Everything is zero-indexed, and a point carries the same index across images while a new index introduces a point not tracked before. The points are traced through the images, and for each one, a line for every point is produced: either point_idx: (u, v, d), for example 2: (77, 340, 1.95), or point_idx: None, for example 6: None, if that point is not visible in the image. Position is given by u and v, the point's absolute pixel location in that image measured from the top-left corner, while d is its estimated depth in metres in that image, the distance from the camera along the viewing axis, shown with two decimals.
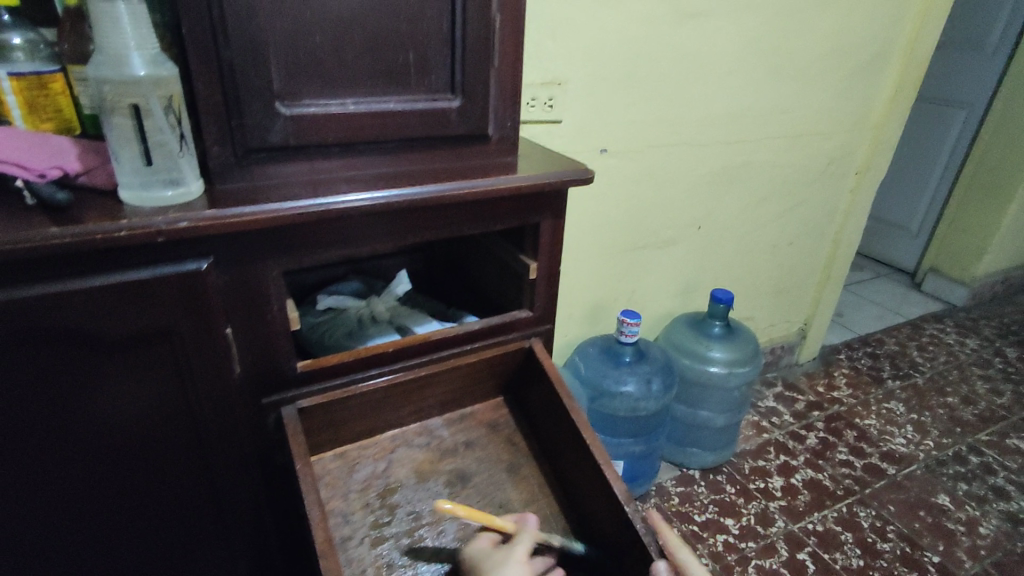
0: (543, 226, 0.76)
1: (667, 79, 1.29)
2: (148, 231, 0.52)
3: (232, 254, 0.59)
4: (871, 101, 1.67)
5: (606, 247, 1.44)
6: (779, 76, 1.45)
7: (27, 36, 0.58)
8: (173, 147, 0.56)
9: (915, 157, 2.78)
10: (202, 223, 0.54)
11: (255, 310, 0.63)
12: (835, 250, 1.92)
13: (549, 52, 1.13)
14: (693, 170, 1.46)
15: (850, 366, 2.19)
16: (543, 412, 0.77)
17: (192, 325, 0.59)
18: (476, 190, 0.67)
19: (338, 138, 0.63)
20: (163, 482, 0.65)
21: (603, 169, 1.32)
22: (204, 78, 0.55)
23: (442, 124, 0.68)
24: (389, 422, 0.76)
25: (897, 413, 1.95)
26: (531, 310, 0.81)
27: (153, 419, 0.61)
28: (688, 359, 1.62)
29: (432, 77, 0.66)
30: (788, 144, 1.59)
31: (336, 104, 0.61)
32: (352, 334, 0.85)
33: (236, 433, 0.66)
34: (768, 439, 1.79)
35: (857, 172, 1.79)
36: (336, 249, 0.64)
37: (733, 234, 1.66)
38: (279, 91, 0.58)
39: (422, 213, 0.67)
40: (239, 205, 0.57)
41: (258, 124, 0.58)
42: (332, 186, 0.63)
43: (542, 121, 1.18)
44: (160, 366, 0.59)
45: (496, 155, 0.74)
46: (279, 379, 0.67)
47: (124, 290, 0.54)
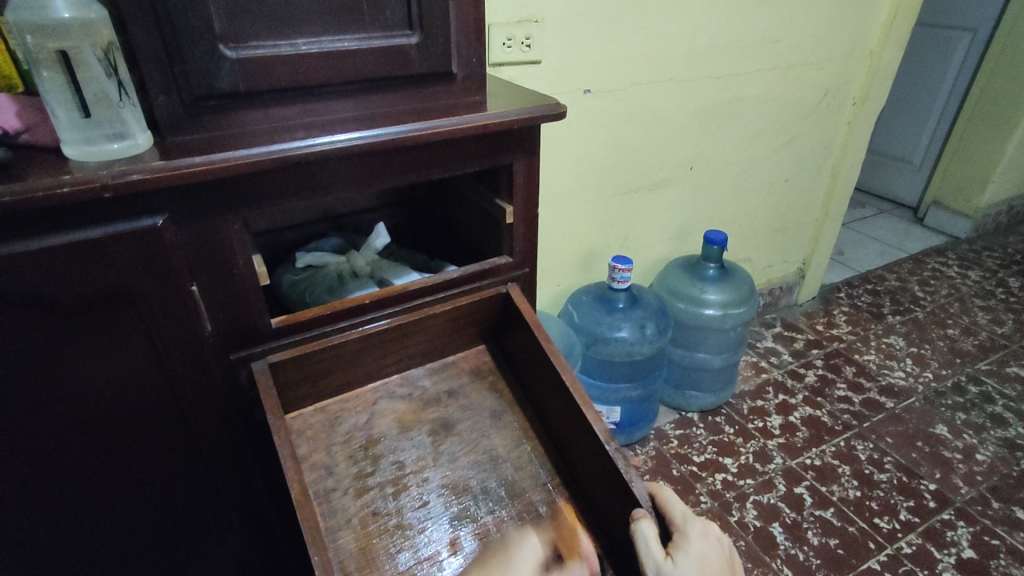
0: (515, 167, 0.73)
1: (649, 12, 1.23)
2: (93, 186, 0.50)
3: (187, 208, 0.57)
4: (867, 27, 1.60)
5: (595, 193, 1.41)
6: (768, 3, 1.38)
7: None
8: (111, 97, 0.53)
9: (917, 86, 2.69)
10: (152, 174, 0.52)
11: (219, 266, 0.61)
12: (833, 186, 1.88)
13: None
14: (682, 108, 1.42)
15: (850, 303, 2.18)
16: (524, 357, 0.76)
17: (154, 284, 0.58)
18: (439, 131, 0.64)
19: (291, 82, 0.60)
20: (145, 443, 0.65)
21: (587, 111, 1.28)
22: (141, 24, 0.52)
23: (402, 63, 0.64)
24: (369, 374, 0.75)
25: (897, 347, 1.95)
26: (510, 256, 0.80)
27: (125, 380, 0.61)
28: (683, 302, 1.61)
29: (387, 13, 0.62)
30: (781, 76, 1.53)
31: (286, 46, 0.58)
32: (333, 292, 0.83)
33: (212, 391, 0.66)
34: (766, 379, 1.80)
35: (855, 104, 1.73)
36: (298, 199, 0.62)
37: (726, 173, 1.62)
38: (222, 34, 0.55)
39: (387, 158, 0.65)
40: (189, 155, 0.55)
41: (203, 69, 0.55)
42: (289, 133, 0.60)
43: (520, 62, 1.13)
44: (128, 327, 0.59)
45: (463, 94, 0.71)
46: (250, 335, 0.66)
47: (77, 249, 0.53)
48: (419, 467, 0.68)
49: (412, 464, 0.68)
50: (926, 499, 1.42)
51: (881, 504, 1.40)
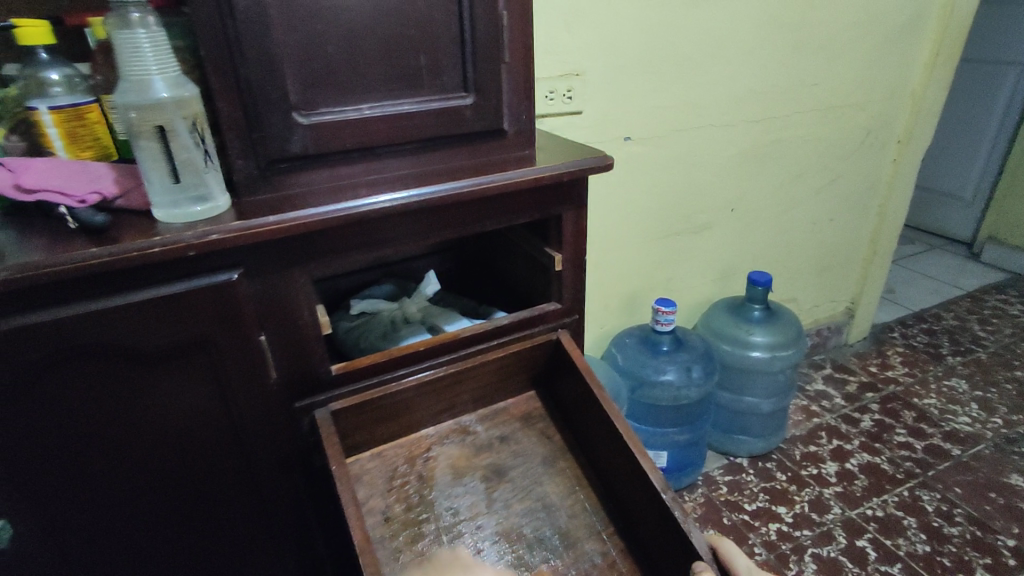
0: (564, 217, 0.75)
1: (687, 61, 1.27)
2: (178, 246, 0.55)
3: (260, 264, 0.61)
4: (909, 66, 1.59)
5: (637, 236, 1.42)
6: (806, 48, 1.40)
7: (64, 71, 0.65)
8: (198, 163, 0.58)
9: (964, 121, 2.64)
10: (230, 234, 0.56)
11: (285, 316, 0.64)
12: (881, 224, 1.84)
13: (565, 43, 1.12)
14: (722, 151, 1.43)
15: (905, 344, 2.09)
16: (575, 404, 0.77)
17: (226, 335, 0.61)
18: (492, 186, 0.67)
19: (356, 144, 0.64)
20: (212, 486, 0.68)
21: (627, 157, 1.30)
22: (225, 96, 0.57)
23: (457, 122, 0.68)
24: (422, 420, 0.77)
25: (959, 390, 1.85)
26: (559, 302, 0.81)
27: (196, 425, 0.64)
28: (728, 345, 1.58)
29: (444, 77, 0.66)
30: (821, 117, 1.53)
31: (352, 111, 0.63)
32: (386, 338, 0.86)
33: (275, 438, 0.69)
34: (819, 424, 1.73)
35: (900, 142, 1.71)
36: (360, 252, 0.65)
37: (769, 214, 1.61)
38: (296, 102, 0.60)
39: (443, 212, 0.68)
40: (264, 215, 0.59)
41: (276, 135, 0.60)
42: (354, 191, 0.64)
43: (563, 113, 1.17)
44: (201, 375, 0.62)
45: (514, 149, 0.74)
46: (312, 383, 0.69)
47: (161, 303, 0.57)
48: (472, 514, 0.68)
49: (466, 511, 0.69)
50: (1005, 556, 1.32)
51: (954, 560, 1.32)
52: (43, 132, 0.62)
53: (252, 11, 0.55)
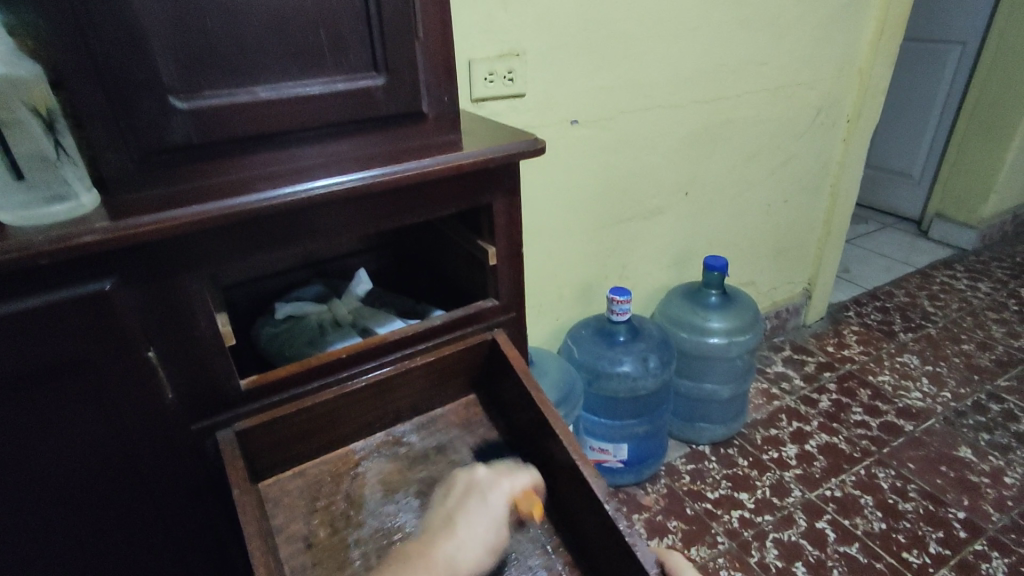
0: (495, 207, 0.69)
1: (632, 40, 1.22)
2: (31, 253, 0.47)
3: (141, 270, 0.53)
4: (856, 44, 1.58)
5: (588, 224, 1.37)
6: (753, 26, 1.37)
7: None
8: (48, 157, 0.51)
9: (910, 100, 2.67)
10: (95, 238, 0.48)
11: (178, 328, 0.57)
12: (833, 204, 1.84)
13: (501, 22, 1.05)
14: (672, 133, 1.39)
15: (860, 322, 2.11)
16: (516, 407, 0.71)
17: (106, 350, 0.53)
18: (410, 175, 0.60)
19: (250, 132, 0.57)
20: (107, 518, 0.60)
21: (575, 142, 1.25)
22: (82, 77, 0.49)
23: (368, 105, 0.61)
24: (350, 433, 0.70)
25: (911, 366, 1.88)
26: (497, 298, 0.75)
27: (81, 452, 0.56)
28: (686, 332, 1.56)
29: (350, 54, 0.59)
30: (771, 97, 1.51)
31: (243, 94, 0.55)
32: (312, 344, 0.79)
33: (179, 462, 0.61)
34: (779, 406, 1.73)
35: (850, 121, 1.70)
36: (261, 253, 0.58)
37: (722, 197, 1.58)
38: (173, 85, 0.52)
39: (356, 205, 0.61)
40: (139, 214, 0.51)
41: (148, 122, 0.52)
42: (249, 185, 0.57)
43: (503, 96, 1.11)
44: (81, 398, 0.54)
45: (437, 134, 0.67)
46: (217, 401, 0.61)
47: (18, 318, 0.49)
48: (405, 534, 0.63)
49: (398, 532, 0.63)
50: (956, 529, 1.33)
51: (909, 536, 1.32)
52: None
53: None
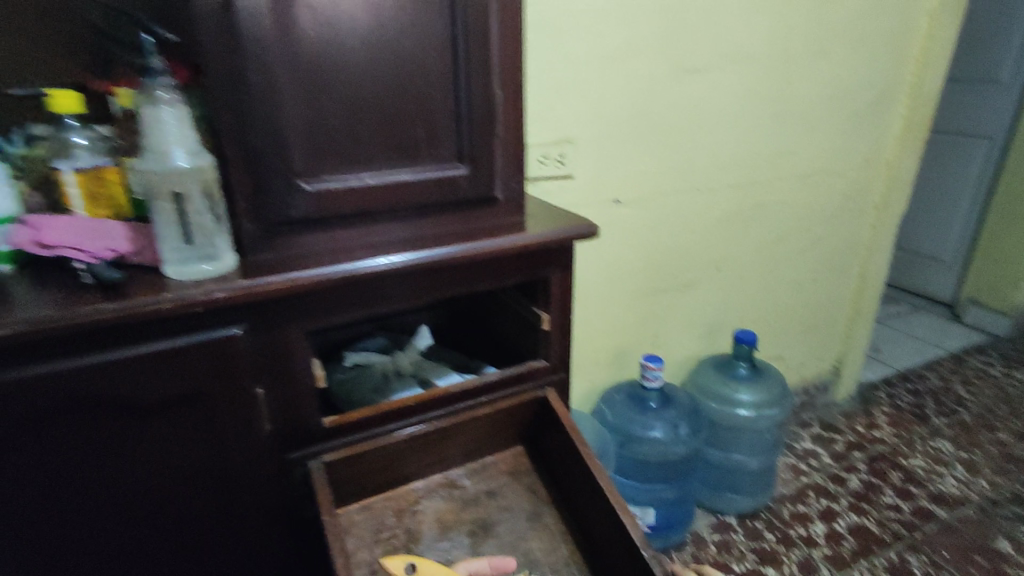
0: (551, 279, 0.80)
1: (671, 131, 1.34)
2: (186, 302, 0.58)
3: (262, 320, 0.64)
4: (881, 138, 1.69)
5: (624, 293, 1.47)
6: (784, 121, 1.49)
7: (89, 136, 0.71)
8: (209, 226, 0.63)
9: (941, 188, 2.75)
10: (234, 292, 0.60)
11: (283, 371, 0.67)
12: (862, 285, 1.90)
13: (556, 113, 1.19)
14: (706, 214, 1.49)
15: (891, 404, 2.12)
16: (560, 459, 0.79)
17: (225, 387, 0.64)
18: (484, 250, 0.71)
19: (356, 209, 0.69)
20: (200, 535, 0.69)
21: (616, 219, 1.36)
22: (235, 163, 0.61)
23: (453, 190, 0.73)
24: (411, 473, 0.78)
25: (945, 451, 1.87)
26: (546, 360, 0.84)
27: (189, 473, 0.66)
28: (716, 402, 1.61)
29: (442, 149, 0.72)
30: (800, 184, 1.61)
31: (354, 178, 0.67)
32: (378, 391, 0.88)
33: (268, 488, 0.70)
34: (807, 483, 1.73)
35: (877, 209, 1.79)
36: (356, 309, 0.69)
37: (753, 274, 1.67)
38: (303, 170, 0.65)
39: (435, 273, 0.72)
40: (269, 274, 0.62)
41: (281, 200, 0.64)
42: (352, 253, 0.68)
43: (553, 176, 1.24)
44: (198, 426, 0.64)
45: (505, 215, 0.79)
46: (306, 435, 0.70)
47: (163, 356, 0.60)
48: None
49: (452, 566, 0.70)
50: None
51: None
52: (65, 192, 0.68)
53: (267, 89, 0.60)
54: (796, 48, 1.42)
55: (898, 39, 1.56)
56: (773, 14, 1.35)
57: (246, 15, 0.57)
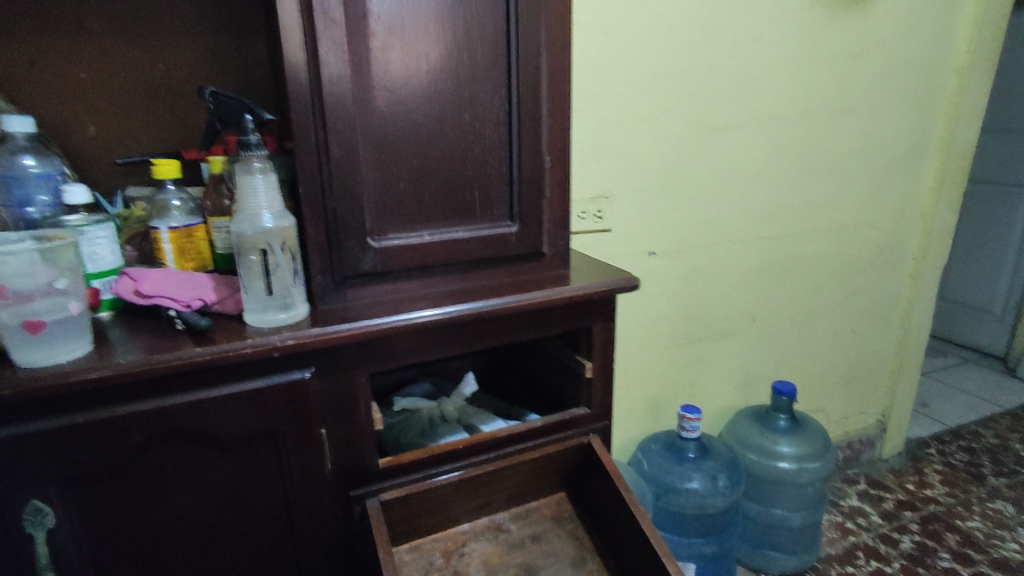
0: (595, 329, 0.84)
1: (706, 186, 1.39)
2: (266, 347, 0.64)
3: (330, 365, 0.70)
4: (918, 192, 1.70)
5: (661, 343, 1.49)
6: (817, 176, 1.53)
7: (182, 197, 0.79)
8: (288, 279, 0.69)
9: (985, 239, 2.71)
10: (309, 339, 0.66)
11: (346, 413, 0.72)
12: (905, 338, 1.87)
13: (595, 171, 1.26)
14: (742, 266, 1.52)
15: (943, 462, 2.04)
16: (604, 507, 0.81)
17: (294, 426, 0.69)
18: (533, 302, 0.76)
19: (416, 264, 0.75)
20: (260, 567, 0.72)
21: (652, 270, 1.41)
22: (313, 223, 0.68)
23: (503, 246, 0.79)
24: (458, 515, 0.81)
25: (1005, 514, 1.78)
26: (588, 408, 0.87)
27: (256, 508, 0.70)
28: (755, 453, 1.58)
29: (494, 209, 0.78)
30: (836, 237, 1.63)
31: (415, 236, 0.74)
32: (426, 435, 0.92)
33: (325, 524, 0.74)
34: (855, 543, 1.67)
35: (916, 261, 1.78)
36: (413, 356, 0.74)
37: (791, 326, 1.67)
38: (371, 230, 0.72)
39: (487, 323, 0.77)
40: (338, 323, 0.68)
41: (351, 256, 0.71)
42: (412, 304, 0.74)
43: (592, 230, 1.29)
44: (266, 463, 0.69)
45: (551, 269, 0.84)
46: (363, 474, 0.75)
47: (242, 396, 0.65)
48: None
49: None
50: None
51: None
52: (158, 246, 0.75)
53: (344, 159, 0.68)
54: (827, 106, 1.47)
55: (928, 97, 1.60)
56: (801, 77, 1.41)
57: (331, 97, 0.65)
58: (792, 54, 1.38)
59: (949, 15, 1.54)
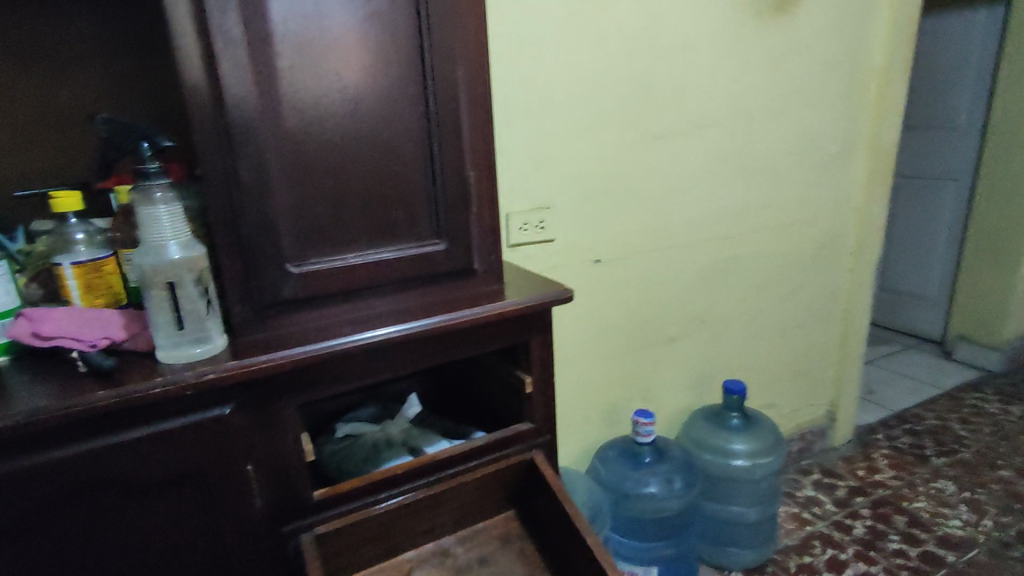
0: (532, 342, 0.83)
1: (644, 191, 1.41)
2: (180, 385, 0.61)
3: (253, 398, 0.67)
4: (848, 188, 1.77)
5: (612, 349, 1.49)
6: (752, 176, 1.57)
7: (87, 230, 0.75)
8: (201, 312, 0.67)
9: (917, 229, 2.84)
10: (225, 374, 0.63)
11: (274, 446, 0.69)
12: (847, 329, 1.93)
13: (533, 182, 1.26)
14: (685, 267, 1.54)
15: (890, 446, 2.11)
16: (551, 522, 0.79)
17: (216, 465, 0.65)
18: (464, 320, 0.75)
19: (340, 288, 0.72)
20: None
21: (598, 277, 1.41)
22: (227, 252, 0.66)
23: (432, 264, 0.78)
24: (402, 543, 0.79)
25: (948, 492, 1.85)
26: (531, 422, 0.86)
27: (179, 555, 0.67)
28: (709, 453, 1.60)
29: (420, 227, 0.76)
30: (775, 234, 1.67)
31: (338, 259, 0.72)
32: (369, 461, 0.89)
33: (258, 564, 0.71)
34: (811, 532, 1.71)
35: (853, 255, 1.85)
36: (342, 383, 0.72)
37: (737, 324, 1.70)
38: (289, 255, 0.69)
39: (419, 344, 0.75)
40: (258, 354, 0.65)
41: (271, 283, 0.68)
42: (338, 329, 0.71)
43: (535, 241, 1.29)
44: (188, 505, 0.66)
45: (484, 284, 0.83)
46: (297, 509, 0.72)
47: (156, 438, 0.62)
48: None
49: None
50: None
51: None
52: (63, 283, 0.70)
53: (255, 185, 0.65)
54: (756, 109, 1.51)
55: (852, 98, 1.67)
56: (730, 81, 1.45)
57: (236, 120, 0.63)
58: (720, 61, 1.41)
59: (864, 19, 1.61)
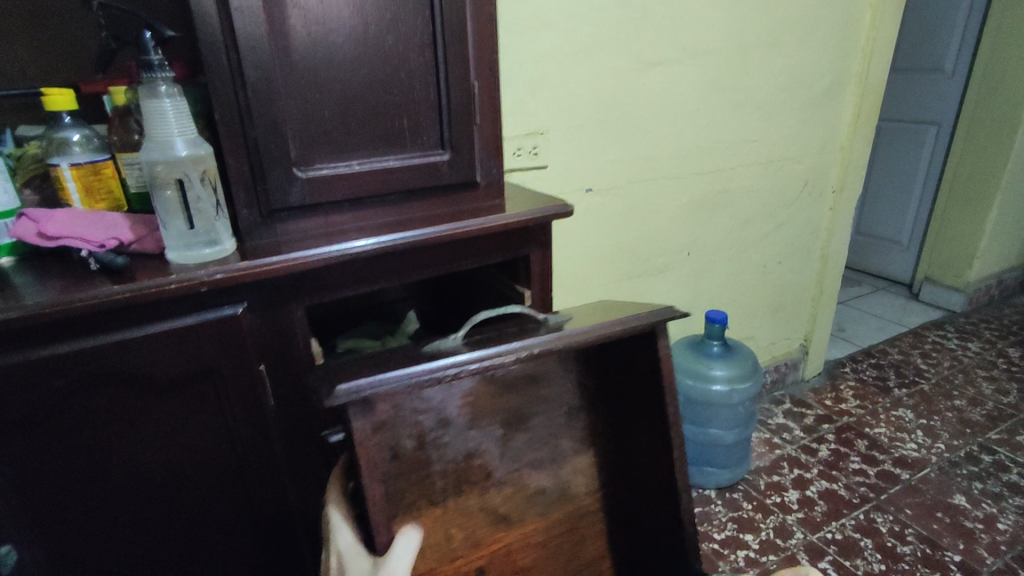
0: (532, 256, 0.85)
1: (637, 121, 1.41)
2: (193, 282, 0.62)
3: (263, 300, 0.68)
4: (835, 125, 1.79)
5: (600, 279, 1.53)
6: (743, 109, 1.57)
7: (83, 132, 0.73)
8: (209, 213, 0.67)
9: (895, 174, 2.89)
10: (236, 273, 0.63)
11: (285, 347, 0.71)
12: (824, 266, 2.00)
13: (528, 107, 1.25)
14: (674, 200, 1.56)
15: (856, 378, 2.22)
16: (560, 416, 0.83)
17: (230, 363, 0.67)
18: (468, 229, 0.76)
19: (346, 195, 0.73)
20: (205, 506, 0.72)
21: (589, 207, 1.43)
22: (234, 153, 0.65)
23: (436, 176, 0.78)
24: None
25: (906, 419, 1.97)
26: None
27: (196, 447, 0.69)
28: (690, 378, 1.68)
29: (425, 137, 0.76)
30: (762, 170, 1.70)
31: (344, 166, 0.72)
32: None
33: (272, 458, 0.74)
34: (780, 455, 1.82)
35: (835, 193, 1.89)
36: (349, 287, 0.73)
37: (721, 258, 1.75)
38: (296, 159, 0.69)
39: (424, 253, 0.77)
40: (267, 256, 0.66)
41: (278, 187, 0.68)
42: (345, 235, 0.72)
43: (529, 167, 1.29)
44: (203, 401, 0.68)
45: (486, 198, 0.84)
46: (307, 408, 0.75)
47: (171, 334, 0.63)
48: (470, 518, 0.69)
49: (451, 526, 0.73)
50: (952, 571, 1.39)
51: None
52: (62, 185, 0.70)
53: (261, 84, 0.64)
54: (751, 40, 1.50)
55: (845, 31, 1.66)
56: (727, 9, 1.43)
57: (240, 14, 0.61)
58: None
59: None
